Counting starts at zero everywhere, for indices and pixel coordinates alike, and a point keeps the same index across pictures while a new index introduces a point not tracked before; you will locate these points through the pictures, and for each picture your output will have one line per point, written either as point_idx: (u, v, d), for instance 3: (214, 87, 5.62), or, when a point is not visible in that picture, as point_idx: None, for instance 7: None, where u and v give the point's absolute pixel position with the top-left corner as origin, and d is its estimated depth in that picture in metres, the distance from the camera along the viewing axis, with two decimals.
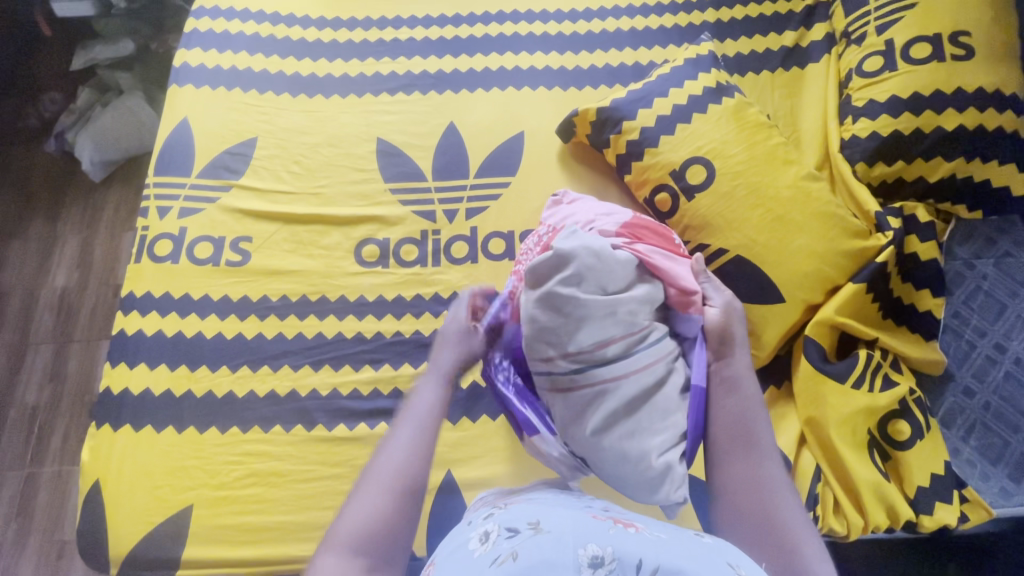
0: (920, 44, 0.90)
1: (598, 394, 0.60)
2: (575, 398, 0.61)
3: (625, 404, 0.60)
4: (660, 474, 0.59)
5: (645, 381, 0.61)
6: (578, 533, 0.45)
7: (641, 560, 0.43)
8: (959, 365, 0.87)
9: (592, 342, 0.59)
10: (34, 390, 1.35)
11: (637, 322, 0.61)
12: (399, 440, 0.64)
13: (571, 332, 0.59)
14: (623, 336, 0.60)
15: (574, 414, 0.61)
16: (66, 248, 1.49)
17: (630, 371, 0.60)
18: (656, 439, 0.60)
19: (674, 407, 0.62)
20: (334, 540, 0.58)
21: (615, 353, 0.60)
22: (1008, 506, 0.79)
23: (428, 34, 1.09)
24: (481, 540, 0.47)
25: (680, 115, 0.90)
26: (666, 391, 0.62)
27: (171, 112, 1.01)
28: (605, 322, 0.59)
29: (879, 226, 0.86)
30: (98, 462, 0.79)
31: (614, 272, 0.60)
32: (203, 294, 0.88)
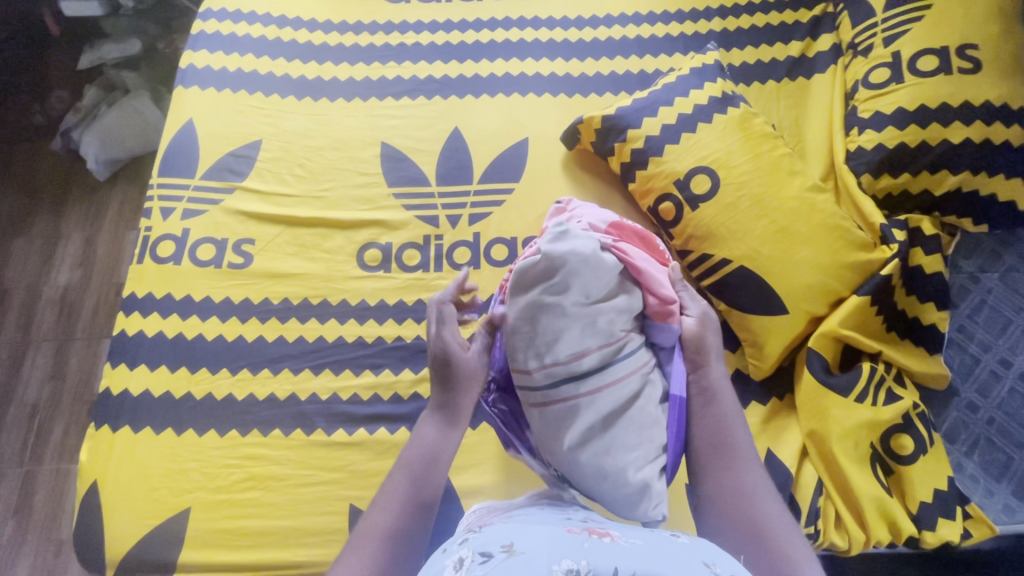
0: (927, 57, 0.90)
1: (574, 409, 0.60)
2: (552, 412, 0.61)
3: (602, 417, 0.60)
4: (637, 488, 0.60)
5: (621, 393, 0.61)
6: (552, 551, 0.44)
7: (616, 568, 0.42)
8: (963, 379, 0.87)
9: (569, 353, 0.60)
10: (34, 388, 1.35)
11: (614, 334, 0.62)
12: (394, 499, 0.63)
13: (548, 342, 0.60)
14: (600, 347, 0.61)
15: (552, 428, 0.61)
16: (69, 246, 1.49)
17: (605, 385, 0.61)
18: (632, 452, 0.61)
19: (651, 419, 0.62)
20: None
21: (592, 365, 0.60)
22: (1011, 523, 0.78)
23: (433, 40, 1.09)
24: (454, 568, 0.45)
25: (685, 124, 0.90)
26: (642, 405, 0.62)
27: (176, 113, 1.01)
28: (582, 334, 0.60)
29: (884, 239, 0.86)
30: (97, 463, 0.79)
31: (600, 279, 0.60)
32: (205, 296, 0.88)
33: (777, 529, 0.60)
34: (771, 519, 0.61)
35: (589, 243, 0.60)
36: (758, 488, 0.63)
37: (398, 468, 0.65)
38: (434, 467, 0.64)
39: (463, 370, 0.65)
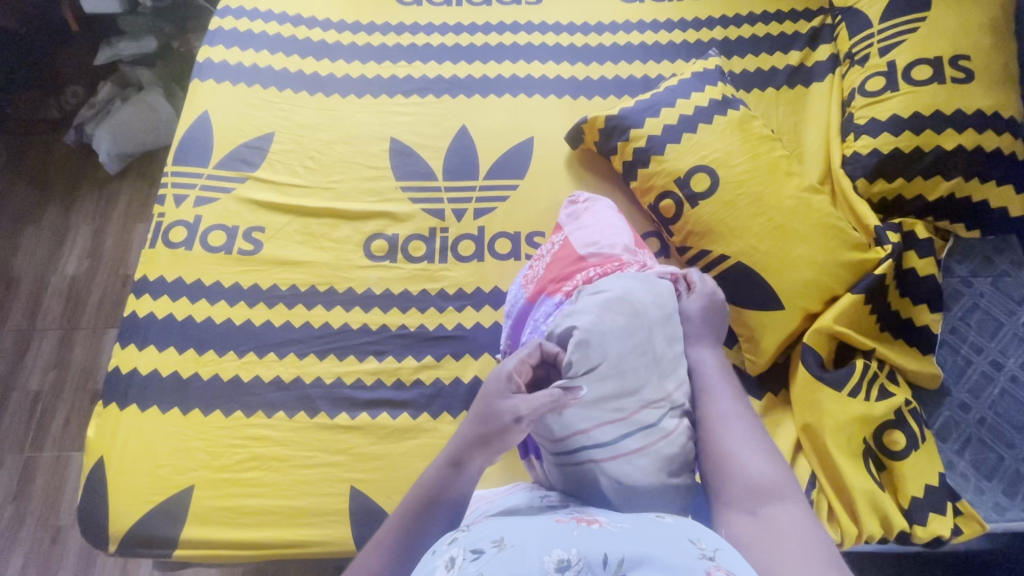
0: (921, 67, 0.93)
1: (594, 471, 0.62)
2: (573, 471, 0.63)
3: (612, 482, 0.62)
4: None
5: (633, 465, 0.62)
6: (543, 542, 0.45)
7: (606, 554, 0.43)
8: (956, 380, 0.88)
9: (563, 430, 0.63)
10: (38, 375, 1.36)
11: (622, 411, 0.64)
12: (386, 540, 0.59)
13: (557, 420, 0.63)
14: (590, 427, 0.63)
15: (577, 482, 0.63)
16: (78, 238, 1.51)
17: (621, 454, 0.63)
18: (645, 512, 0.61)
19: (656, 482, 0.62)
20: None
21: (592, 442, 0.63)
22: (1001, 521, 0.80)
23: (443, 41, 1.12)
24: (446, 567, 0.45)
25: (686, 125, 0.93)
26: (660, 475, 0.62)
27: (192, 105, 1.04)
28: (584, 412, 0.64)
29: (878, 240, 0.88)
30: (103, 440, 0.80)
31: (591, 350, 0.65)
32: (214, 281, 0.90)
33: (759, 465, 0.59)
34: (745, 452, 0.60)
35: (589, 327, 0.66)
36: (737, 423, 0.63)
37: (396, 513, 0.61)
38: (437, 512, 0.60)
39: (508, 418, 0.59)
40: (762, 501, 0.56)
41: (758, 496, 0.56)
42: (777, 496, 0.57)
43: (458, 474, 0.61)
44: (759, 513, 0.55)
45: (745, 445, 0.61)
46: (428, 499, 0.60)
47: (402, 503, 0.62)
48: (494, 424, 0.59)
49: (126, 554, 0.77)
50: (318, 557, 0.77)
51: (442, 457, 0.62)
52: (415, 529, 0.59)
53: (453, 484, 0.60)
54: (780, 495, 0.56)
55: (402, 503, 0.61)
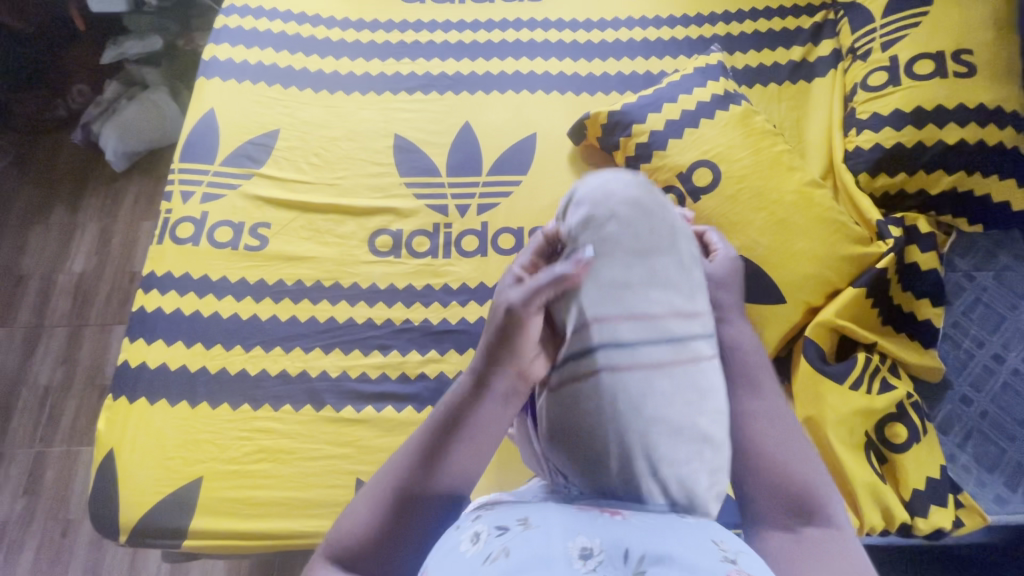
0: (923, 61, 0.93)
1: (601, 387, 0.58)
2: (577, 390, 0.58)
3: (623, 400, 0.57)
4: (666, 481, 0.54)
5: (648, 365, 0.58)
6: (566, 528, 0.45)
7: (629, 549, 0.43)
8: (958, 373, 0.89)
9: (574, 323, 0.60)
10: (47, 370, 1.38)
11: (645, 311, 0.60)
12: (411, 453, 0.56)
13: (569, 321, 0.61)
14: (600, 320, 0.60)
15: (581, 411, 0.58)
16: (85, 235, 1.53)
17: (637, 363, 0.58)
18: (658, 440, 0.55)
19: (672, 402, 0.57)
20: (336, 537, 0.54)
21: (604, 340, 0.59)
22: (1002, 513, 0.80)
23: (446, 38, 1.13)
24: (471, 541, 0.46)
25: (688, 120, 0.93)
26: (679, 387, 0.58)
27: (198, 103, 1.05)
28: (596, 298, 0.61)
29: (880, 234, 0.89)
30: (113, 432, 0.82)
31: (605, 248, 0.62)
32: (221, 276, 0.91)
33: (796, 475, 0.59)
34: (788, 461, 0.59)
35: (603, 214, 0.64)
36: (785, 431, 0.62)
37: (413, 440, 0.57)
38: (455, 443, 0.56)
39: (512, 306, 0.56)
40: (807, 519, 0.56)
41: (802, 512, 0.57)
42: (815, 506, 0.57)
43: (480, 390, 0.57)
44: (802, 531, 0.56)
45: (790, 455, 0.60)
46: (446, 426, 0.56)
47: (420, 428, 0.58)
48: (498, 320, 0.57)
49: (136, 544, 0.78)
50: None
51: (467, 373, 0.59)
52: (430, 459, 0.55)
53: (475, 407, 0.57)
54: (828, 517, 0.56)
55: (419, 430, 0.58)
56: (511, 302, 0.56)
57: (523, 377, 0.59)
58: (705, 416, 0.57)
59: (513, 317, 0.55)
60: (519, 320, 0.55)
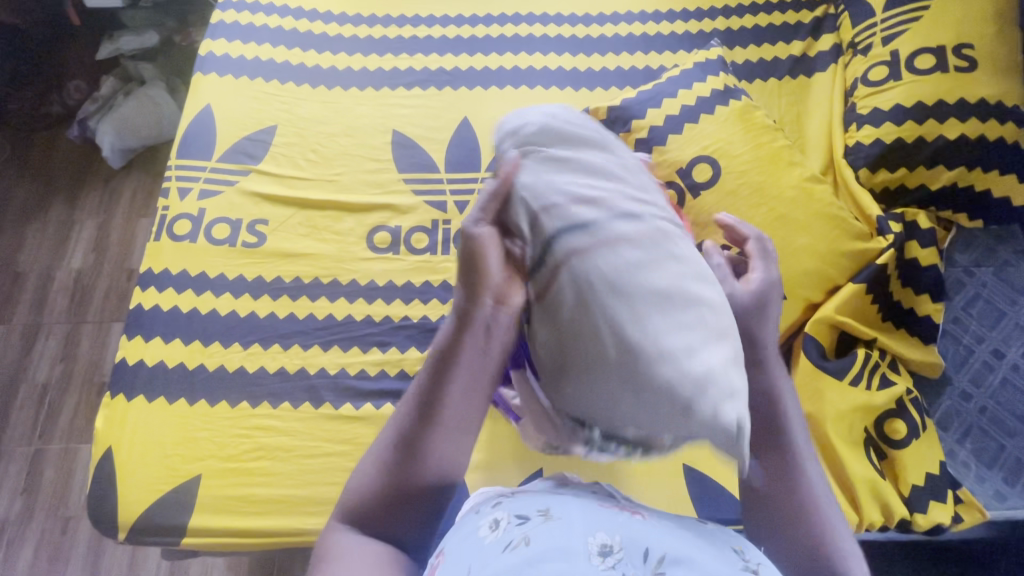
0: (924, 55, 0.93)
1: (585, 284, 0.49)
2: (561, 295, 0.50)
3: (603, 292, 0.49)
4: (678, 378, 0.47)
5: (621, 246, 0.50)
6: (588, 522, 0.44)
7: (648, 549, 0.42)
8: (957, 369, 0.88)
9: (527, 224, 0.53)
10: (45, 368, 1.37)
11: (605, 204, 0.52)
12: (410, 399, 0.56)
13: (528, 230, 0.53)
14: (552, 216, 0.52)
15: (572, 314, 0.50)
16: (83, 232, 1.52)
17: (611, 249, 0.50)
18: (657, 330, 0.48)
19: (663, 285, 0.49)
20: (348, 495, 0.55)
21: (561, 231, 0.51)
22: (1001, 508, 0.80)
23: (445, 33, 1.12)
24: (491, 528, 0.45)
25: (688, 115, 0.93)
26: (667, 270, 0.50)
27: (195, 98, 1.04)
28: (539, 189, 0.53)
29: (879, 230, 0.88)
30: (111, 430, 0.81)
31: (543, 159, 0.55)
32: (219, 273, 0.91)
33: (822, 542, 0.55)
34: (814, 527, 0.56)
35: (524, 119, 0.58)
36: (811, 490, 0.58)
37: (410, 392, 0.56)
38: (450, 387, 0.55)
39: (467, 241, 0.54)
40: None
41: None
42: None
43: (462, 330, 0.55)
44: None
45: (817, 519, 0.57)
46: (438, 371, 0.55)
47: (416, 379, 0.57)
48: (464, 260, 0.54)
49: (136, 541, 0.78)
50: None
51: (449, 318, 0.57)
52: (429, 408, 0.54)
53: (463, 346, 0.55)
54: None
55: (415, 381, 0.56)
56: (468, 226, 0.54)
57: (502, 305, 0.54)
58: (701, 294, 0.50)
59: (473, 240, 0.53)
60: (475, 240, 0.53)
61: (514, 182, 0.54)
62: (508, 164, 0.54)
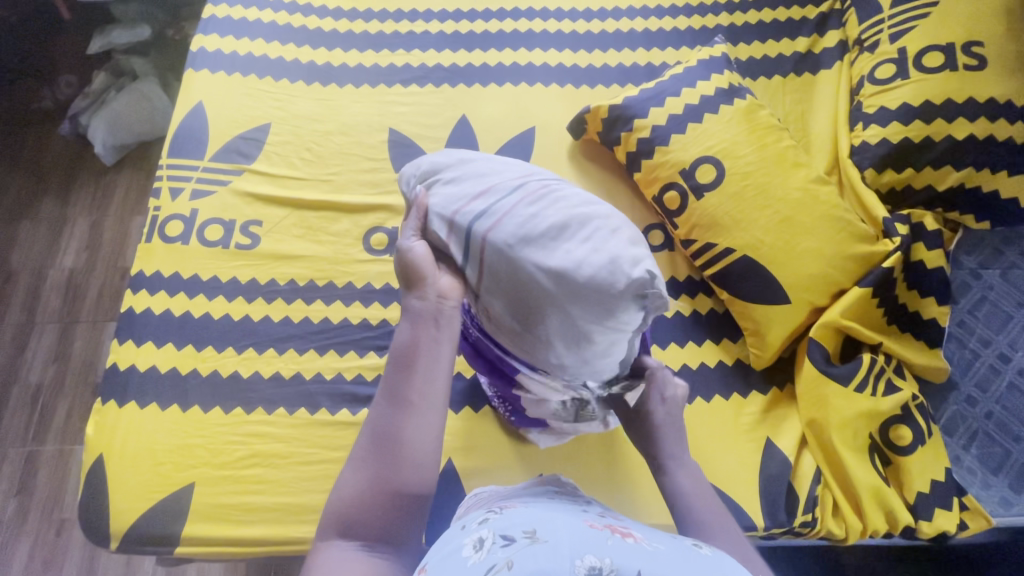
0: (933, 53, 0.91)
1: (500, 244, 0.53)
2: (489, 262, 0.54)
3: (517, 245, 0.53)
4: (600, 275, 0.51)
5: (516, 209, 0.54)
6: (574, 544, 0.40)
7: (640, 571, 0.38)
8: (963, 374, 0.87)
9: (445, 231, 0.56)
10: (38, 369, 1.35)
11: (489, 189, 0.56)
12: (382, 397, 0.53)
13: (444, 235, 0.56)
14: (456, 215, 0.55)
15: (501, 266, 0.53)
16: (75, 229, 1.50)
17: (503, 212, 0.54)
18: (572, 250, 0.52)
19: (559, 217, 0.54)
20: (333, 508, 0.51)
21: (470, 219, 0.54)
22: (1008, 515, 0.79)
23: (443, 28, 1.09)
24: (475, 548, 0.42)
25: (691, 115, 0.91)
26: (553, 208, 0.54)
27: (187, 95, 1.01)
28: (444, 201, 0.57)
29: (886, 232, 0.87)
30: (102, 437, 0.80)
31: (437, 188, 0.58)
32: (212, 276, 0.89)
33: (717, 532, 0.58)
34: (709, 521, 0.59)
35: (418, 163, 0.62)
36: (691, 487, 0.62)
37: (377, 394, 0.53)
38: (419, 379, 0.52)
39: (411, 258, 0.55)
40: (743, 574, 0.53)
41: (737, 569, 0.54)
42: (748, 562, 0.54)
43: (416, 325, 0.54)
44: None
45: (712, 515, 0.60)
46: (404, 366, 0.53)
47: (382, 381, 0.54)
48: (404, 272, 0.56)
49: (129, 550, 0.77)
50: None
51: (405, 317, 0.55)
52: (401, 406, 0.52)
53: (421, 337, 0.53)
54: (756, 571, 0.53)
55: (380, 383, 0.54)
56: (402, 247, 0.57)
57: (444, 297, 0.54)
58: (590, 210, 0.55)
59: (402, 259, 0.56)
60: (410, 253, 0.56)
61: (425, 208, 0.58)
62: (417, 198, 0.58)
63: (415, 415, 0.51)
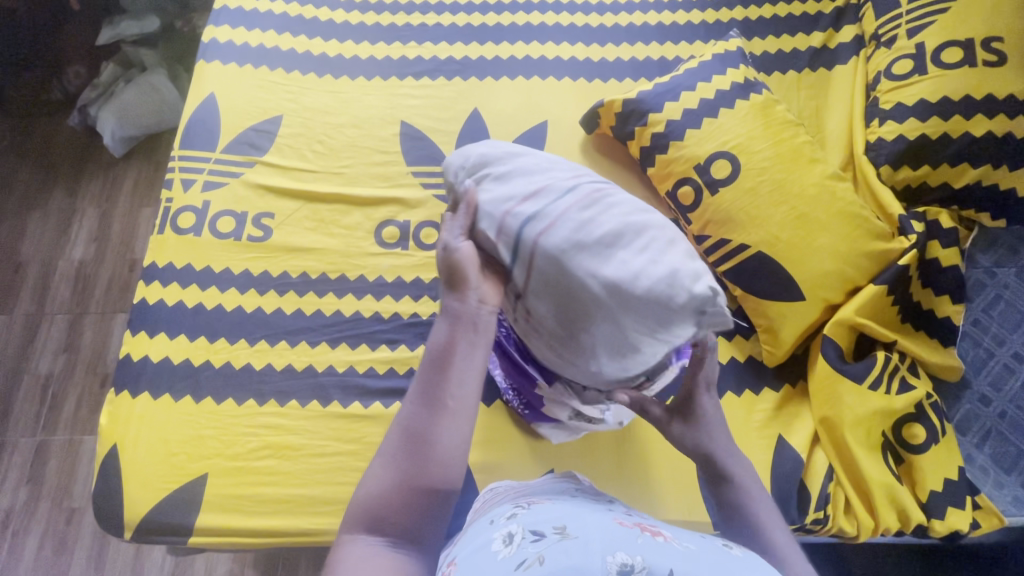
0: (952, 48, 0.89)
1: (553, 250, 0.53)
2: (540, 268, 0.54)
3: (570, 252, 0.53)
4: (657, 287, 0.51)
5: (572, 216, 0.54)
6: (606, 541, 0.40)
7: (672, 570, 0.38)
8: (977, 373, 0.87)
9: (494, 231, 0.55)
10: (48, 359, 1.36)
11: (541, 190, 0.56)
12: (415, 400, 0.51)
13: (493, 235, 0.55)
14: (508, 215, 0.55)
15: (553, 273, 0.53)
16: (84, 221, 1.50)
17: (558, 217, 0.54)
18: (627, 260, 0.52)
19: (614, 226, 0.53)
20: (360, 504, 0.50)
21: (521, 222, 0.54)
22: (1020, 515, 0.79)
23: (455, 21, 1.09)
24: (504, 542, 0.42)
25: (706, 109, 0.90)
26: (609, 217, 0.54)
27: (198, 86, 1.01)
28: (495, 199, 0.56)
29: (902, 229, 0.86)
30: (116, 427, 0.80)
31: (487, 184, 0.58)
32: (224, 267, 0.89)
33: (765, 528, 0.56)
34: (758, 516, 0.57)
35: (465, 154, 0.61)
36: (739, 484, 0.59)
37: (409, 392, 0.52)
38: (453, 384, 0.50)
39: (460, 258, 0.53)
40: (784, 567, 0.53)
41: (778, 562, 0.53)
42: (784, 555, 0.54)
43: (456, 328, 0.52)
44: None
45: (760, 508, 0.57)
46: (439, 368, 0.51)
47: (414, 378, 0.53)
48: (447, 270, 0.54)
49: (142, 540, 0.77)
50: (331, 545, 0.77)
51: (444, 316, 0.53)
52: (434, 408, 0.50)
53: (460, 340, 0.51)
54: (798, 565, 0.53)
55: (412, 383, 0.52)
56: (446, 245, 0.55)
57: (485, 303, 0.53)
58: (645, 220, 0.55)
59: (443, 258, 0.54)
60: (456, 253, 0.54)
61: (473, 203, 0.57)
62: (464, 192, 0.57)
63: (449, 423, 0.50)
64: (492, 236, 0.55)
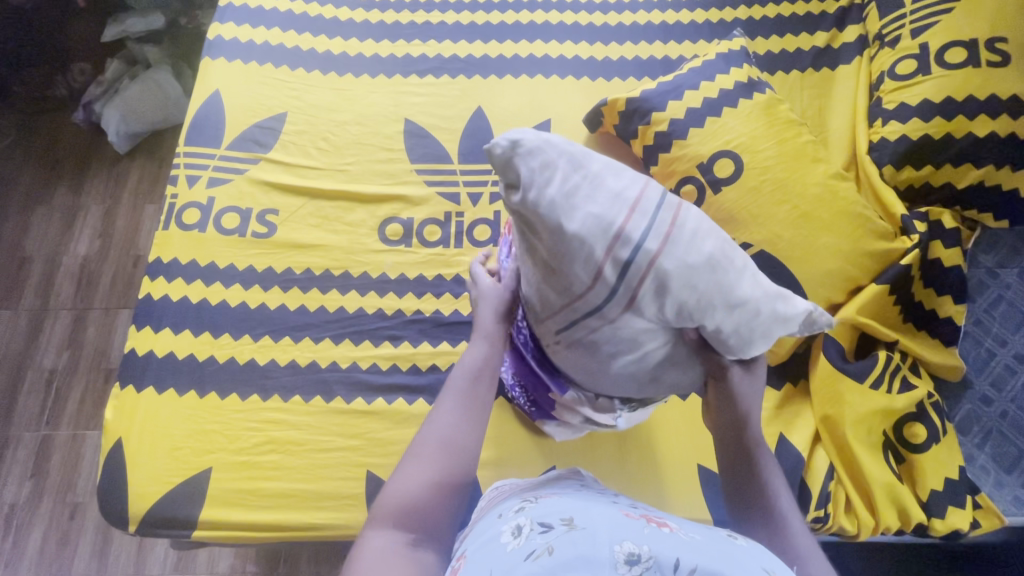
0: (956, 49, 0.89)
1: (670, 275, 0.45)
2: (649, 292, 0.47)
3: (689, 275, 0.46)
4: (772, 304, 0.49)
5: (685, 251, 0.45)
6: (612, 530, 0.41)
7: (678, 560, 0.38)
8: (978, 373, 0.87)
9: (599, 252, 0.45)
10: (52, 354, 1.37)
11: (641, 204, 0.46)
12: (450, 409, 0.55)
13: (592, 257, 0.46)
14: (610, 249, 0.45)
15: (665, 296, 0.47)
16: (89, 217, 1.50)
17: (668, 234, 0.45)
18: (739, 277, 0.48)
19: (718, 242, 0.47)
20: (387, 502, 0.50)
21: (634, 244, 0.45)
22: (1020, 515, 0.79)
23: (459, 19, 1.09)
24: (513, 534, 0.43)
25: (710, 108, 0.90)
26: (710, 233, 0.48)
27: (203, 83, 1.01)
28: (592, 215, 0.45)
29: (904, 229, 0.86)
30: (120, 421, 0.81)
31: (570, 193, 0.45)
32: (229, 263, 0.90)
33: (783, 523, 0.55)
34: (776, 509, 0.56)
35: (530, 150, 0.46)
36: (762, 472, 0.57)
37: (442, 402, 0.56)
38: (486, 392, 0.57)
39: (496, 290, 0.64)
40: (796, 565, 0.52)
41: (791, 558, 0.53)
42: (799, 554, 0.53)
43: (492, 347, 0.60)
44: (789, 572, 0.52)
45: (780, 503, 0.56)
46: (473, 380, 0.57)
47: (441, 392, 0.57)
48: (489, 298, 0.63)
49: (145, 533, 0.78)
50: (333, 539, 0.78)
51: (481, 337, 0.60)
52: (466, 410, 0.55)
53: (493, 356, 0.59)
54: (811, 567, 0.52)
55: (443, 394, 0.56)
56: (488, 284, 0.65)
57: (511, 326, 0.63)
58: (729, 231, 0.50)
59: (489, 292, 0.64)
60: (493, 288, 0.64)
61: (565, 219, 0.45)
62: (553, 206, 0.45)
63: (482, 428, 0.55)
64: (592, 259, 0.46)
